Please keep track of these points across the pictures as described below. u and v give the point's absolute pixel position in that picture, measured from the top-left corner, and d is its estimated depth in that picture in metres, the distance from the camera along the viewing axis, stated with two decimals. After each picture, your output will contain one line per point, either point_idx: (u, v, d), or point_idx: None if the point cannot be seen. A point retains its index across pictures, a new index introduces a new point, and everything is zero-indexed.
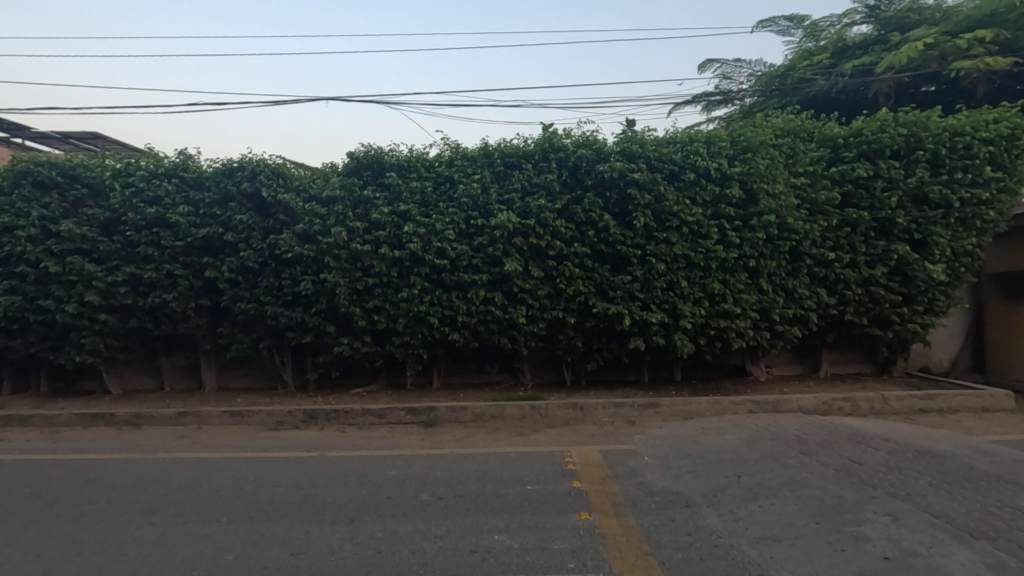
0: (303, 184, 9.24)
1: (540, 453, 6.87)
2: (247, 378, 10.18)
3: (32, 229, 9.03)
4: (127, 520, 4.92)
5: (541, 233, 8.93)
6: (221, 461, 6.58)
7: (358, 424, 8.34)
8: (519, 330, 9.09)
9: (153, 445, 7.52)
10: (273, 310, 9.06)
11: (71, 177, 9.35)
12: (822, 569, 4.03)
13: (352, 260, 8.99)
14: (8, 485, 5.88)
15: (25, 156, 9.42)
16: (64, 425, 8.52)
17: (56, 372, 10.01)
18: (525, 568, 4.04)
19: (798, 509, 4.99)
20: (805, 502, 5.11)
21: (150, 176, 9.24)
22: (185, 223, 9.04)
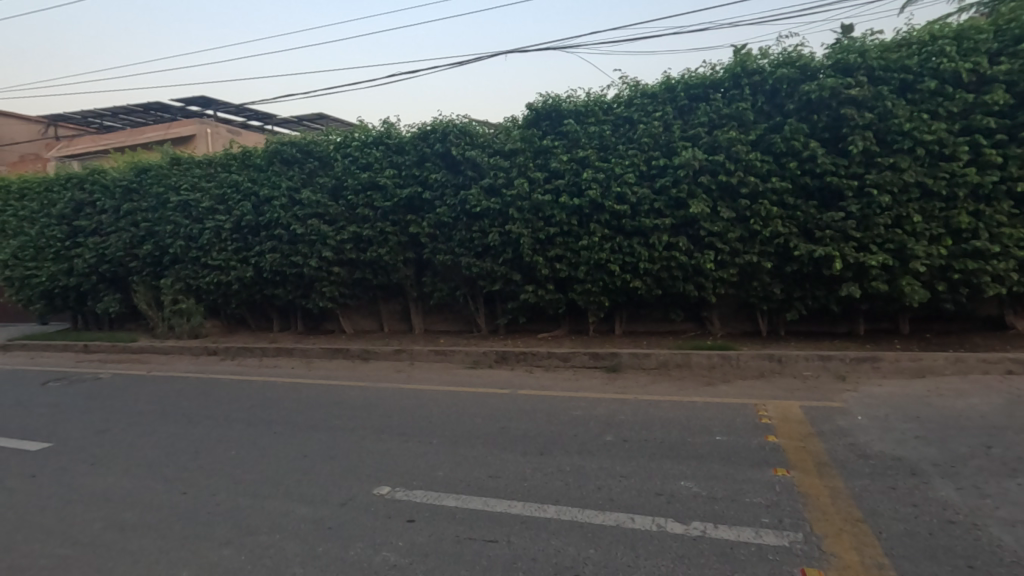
0: (487, 140, 9.74)
1: (730, 404, 6.52)
2: (447, 322, 11.37)
3: (283, 199, 11.08)
4: (363, 435, 5.98)
5: (732, 169, 8.14)
6: (430, 393, 7.56)
7: (544, 366, 8.82)
8: (706, 276, 8.55)
9: (378, 376, 8.94)
10: (466, 260, 9.86)
11: (307, 153, 11.20)
12: None
13: (534, 211, 9.29)
14: (283, 402, 7.55)
15: (274, 138, 11.48)
16: (315, 357, 10.56)
17: (308, 315, 12.36)
18: (713, 516, 3.95)
19: None
20: None
21: (363, 146, 10.62)
22: (391, 185, 10.23)
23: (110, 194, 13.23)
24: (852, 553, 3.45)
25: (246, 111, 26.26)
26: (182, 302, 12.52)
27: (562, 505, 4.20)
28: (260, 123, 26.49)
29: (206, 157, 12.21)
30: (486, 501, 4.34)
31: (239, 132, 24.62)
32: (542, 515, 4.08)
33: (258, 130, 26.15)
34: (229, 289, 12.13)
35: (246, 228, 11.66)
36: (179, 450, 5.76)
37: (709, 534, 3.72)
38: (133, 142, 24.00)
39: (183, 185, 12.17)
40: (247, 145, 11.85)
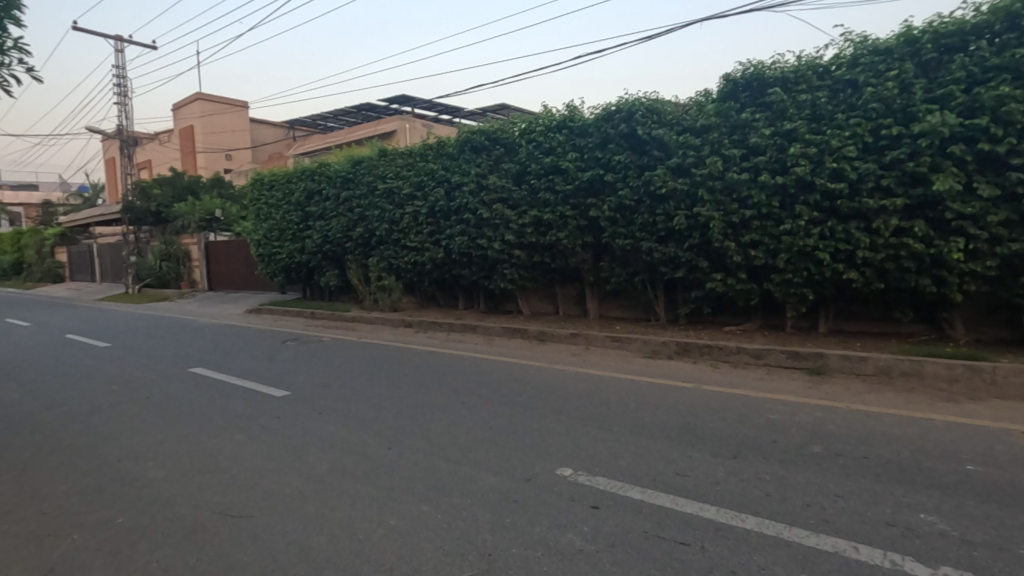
0: (676, 116, 9.16)
1: (983, 428, 5.26)
2: (623, 309, 11.12)
3: (472, 184, 11.76)
4: (542, 414, 6.08)
5: (999, 134, 6.56)
6: (607, 379, 7.43)
7: (732, 362, 8.10)
8: (951, 269, 6.98)
9: (555, 358, 9.07)
10: (647, 245, 9.43)
11: (494, 140, 11.72)
12: None
13: (727, 192, 8.52)
14: (468, 375, 8.06)
15: (465, 127, 12.18)
16: (496, 335, 11.13)
17: (490, 295, 13.07)
18: (971, 565, 3.17)
19: None
20: None
21: (546, 130, 10.73)
22: (573, 168, 10.22)
23: (333, 183, 15.38)
24: None
25: (438, 106, 28.60)
26: (386, 278, 14.16)
27: (763, 518, 3.75)
28: (450, 116, 28.65)
29: (407, 148, 13.45)
30: (674, 500, 4.06)
31: (432, 125, 26.94)
32: (740, 524, 3.68)
33: (448, 123, 28.33)
34: (423, 268, 13.35)
35: (439, 212, 12.64)
36: (385, 410, 6.46)
37: None
38: (349, 139, 27.70)
39: (389, 174, 13.64)
40: (441, 135, 12.77)
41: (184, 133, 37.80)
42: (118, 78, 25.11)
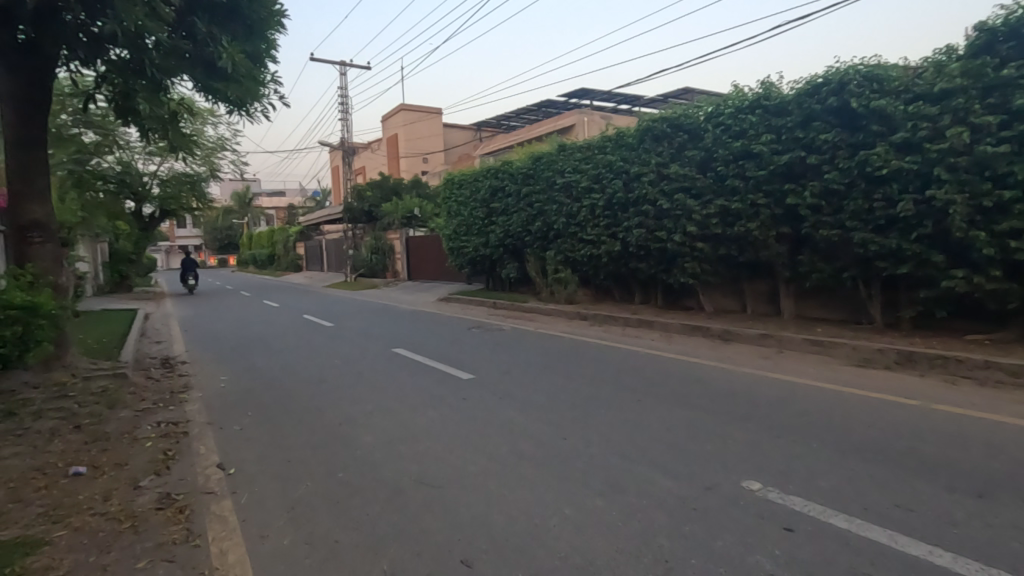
0: (905, 83, 7.75)
1: None
2: (827, 309, 9.79)
3: (652, 175, 11.37)
4: (726, 420, 5.65)
5: None
6: (804, 387, 6.62)
7: (976, 379, 6.61)
8: None
9: (741, 360, 8.36)
10: (860, 236, 8.13)
11: (677, 127, 11.15)
12: None
13: (974, 170, 6.96)
14: (644, 371, 7.85)
15: (645, 115, 11.78)
16: (674, 332, 10.66)
17: (668, 290, 12.54)
18: None
19: None
20: None
21: (737, 112, 9.89)
22: (767, 152, 9.23)
23: (515, 180, 16.12)
24: None
25: (617, 96, 28.21)
26: (562, 271, 14.48)
27: None
28: (629, 106, 28.08)
29: (585, 141, 13.47)
30: (893, 536, 3.45)
31: (611, 116, 26.70)
32: None
33: (627, 113, 27.79)
34: (599, 262, 13.33)
35: (617, 205, 12.47)
36: (560, 400, 6.61)
37: None
38: (529, 137, 28.80)
39: (567, 169, 13.85)
40: (621, 126, 12.54)
41: (390, 141, 43.01)
42: (341, 97, 29.50)
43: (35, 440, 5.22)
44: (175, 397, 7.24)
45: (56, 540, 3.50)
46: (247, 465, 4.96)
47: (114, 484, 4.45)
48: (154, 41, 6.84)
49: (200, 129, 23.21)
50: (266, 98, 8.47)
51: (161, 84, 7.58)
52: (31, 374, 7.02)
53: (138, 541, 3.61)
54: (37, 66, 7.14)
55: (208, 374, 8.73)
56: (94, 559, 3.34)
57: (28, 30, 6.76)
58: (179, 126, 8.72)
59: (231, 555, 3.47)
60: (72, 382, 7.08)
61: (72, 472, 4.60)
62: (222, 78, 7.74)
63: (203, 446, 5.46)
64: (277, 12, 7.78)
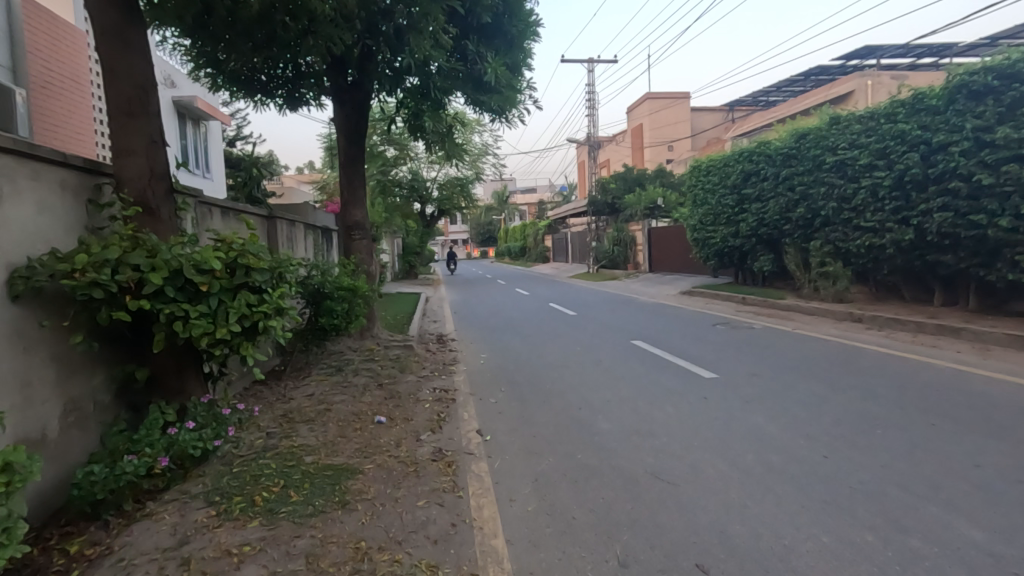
0: None
1: None
2: None
3: (966, 143, 8.98)
4: None
5: None
6: None
7: None
8: None
9: None
10: None
11: (1009, 78, 8.61)
12: None
13: None
14: (943, 390, 6.32)
15: (958, 67, 9.35)
16: (995, 344, 8.31)
17: (987, 289, 9.81)
18: None
19: None
20: None
21: None
22: None
23: (772, 162, 14.49)
24: None
25: (916, 49, 22.93)
26: (831, 265, 12.53)
27: None
28: (934, 58, 22.70)
29: (868, 110, 11.31)
30: None
31: (905, 75, 21.99)
32: None
33: (930, 68, 22.38)
34: (883, 254, 11.12)
35: (910, 183, 10.21)
36: (822, 412, 5.78)
37: None
38: (792, 111, 25.48)
39: (840, 145, 11.88)
40: (919, 86, 10.18)
41: (635, 131, 42.81)
42: (588, 94, 30.53)
43: (355, 392, 6.76)
44: (446, 368, 8.59)
45: (367, 471, 4.51)
46: (500, 434, 5.60)
47: (404, 435, 5.51)
48: (436, 67, 7.97)
49: (469, 138, 26.66)
50: (522, 104, 9.31)
51: (441, 102, 8.95)
52: (352, 341, 9.08)
53: (419, 483, 4.40)
54: (359, 100, 9.12)
55: (471, 351, 10.08)
56: (389, 491, 4.20)
57: (354, 73, 8.70)
58: (454, 137, 10.19)
59: (486, 510, 3.98)
60: (378, 349, 8.93)
61: (377, 420, 5.84)
62: (487, 91, 8.77)
63: (466, 412, 6.35)
64: (534, 23, 8.49)
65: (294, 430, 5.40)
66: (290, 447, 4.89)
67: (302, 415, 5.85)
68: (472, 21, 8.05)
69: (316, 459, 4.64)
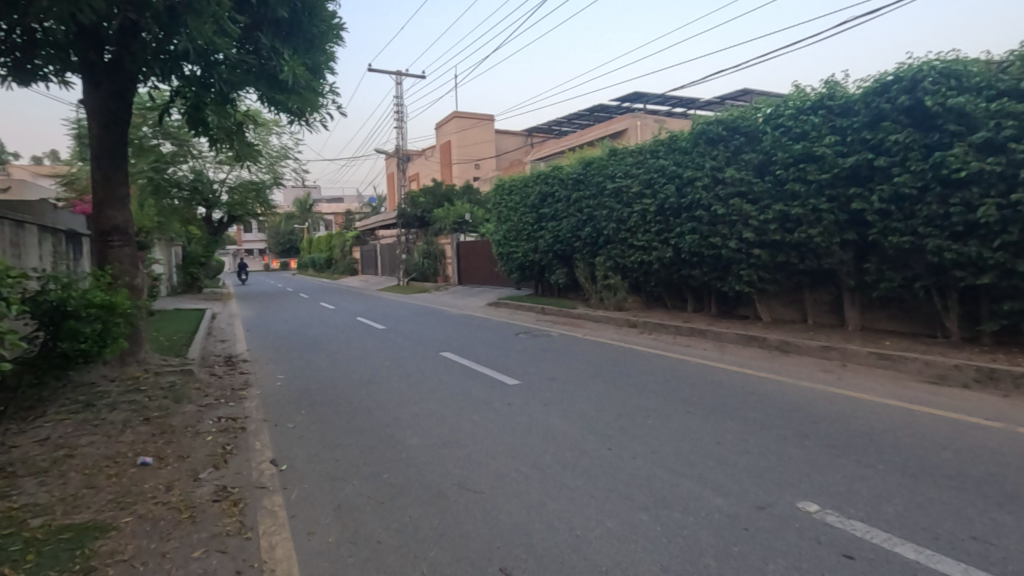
0: (986, 79, 7.22)
1: None
2: (896, 321, 9.22)
3: (706, 179, 11.07)
4: (783, 435, 5.39)
5: None
6: (869, 403, 6.28)
7: None
8: None
9: (801, 372, 8.00)
10: (935, 243, 7.62)
11: (733, 129, 10.85)
12: None
13: None
14: (696, 382, 7.61)
15: (700, 117, 11.48)
16: (729, 342, 10.33)
17: (722, 298, 12.15)
18: None
19: None
20: None
21: (798, 113, 9.52)
22: (831, 154, 8.84)
23: (564, 185, 16.07)
24: None
25: (671, 99, 27.63)
26: (613, 278, 14.29)
27: None
28: (684, 109, 27.56)
29: (638, 145, 13.26)
30: (967, 570, 3.15)
31: (664, 120, 26.30)
32: None
33: (681, 116, 27.17)
34: (651, 269, 13.05)
35: (669, 210, 12.20)
36: (607, 409, 6.50)
37: None
38: (581, 141, 28.68)
39: (618, 173, 13.69)
40: (674, 130, 12.27)
41: (443, 147, 43.80)
42: (396, 106, 30.30)
43: (111, 430, 5.59)
44: (235, 394, 7.63)
45: (124, 526, 3.74)
46: (299, 461, 5.14)
47: (176, 475, 4.71)
48: (222, 57, 7.28)
49: (265, 139, 24.41)
50: (324, 108, 8.82)
51: (229, 96, 8.01)
52: (108, 368, 7.53)
53: (196, 531, 3.79)
54: (120, 82, 7.70)
55: (266, 372, 9.13)
56: (154, 546, 3.53)
57: (113, 50, 7.31)
58: (246, 136, 9.23)
59: (279, 549, 3.59)
60: (145, 376, 7.55)
61: (140, 461, 4.90)
62: (284, 91, 8.11)
63: (259, 441, 5.70)
64: (336, 25, 8.11)
65: (15, 486, 4.24)
66: (7, 510, 3.83)
67: (28, 467, 4.63)
68: (266, 13, 7.41)
69: (47, 521, 3.70)
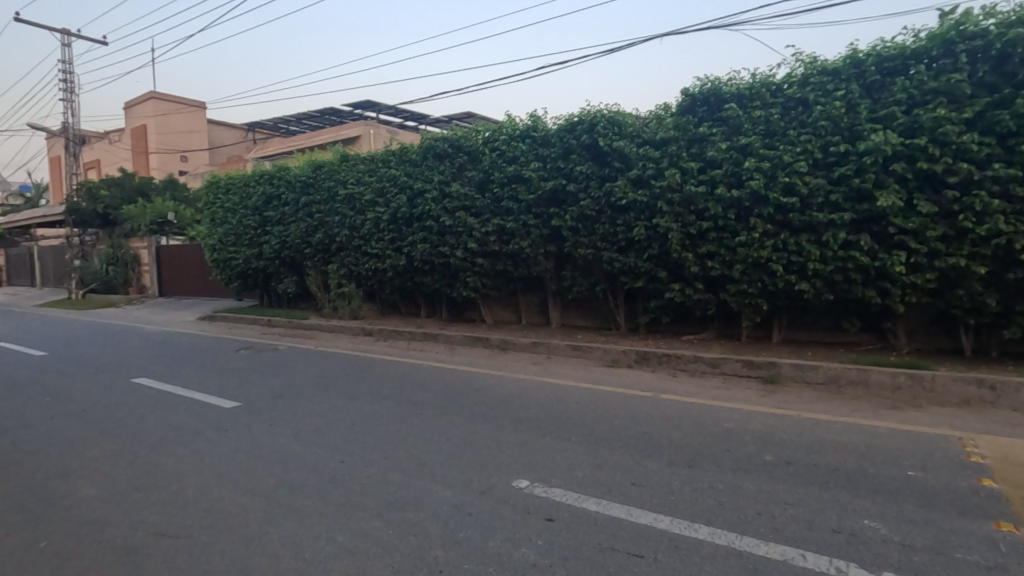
0: (637, 129, 9.36)
1: (924, 434, 5.49)
2: (585, 317, 11.21)
3: (435, 192, 11.71)
4: (503, 424, 6.05)
5: (937, 154, 6.82)
6: (567, 388, 7.53)
7: (689, 370, 8.28)
8: (893, 282, 7.30)
9: (517, 366, 9.11)
10: (609, 255, 9.56)
11: (457, 147, 11.74)
12: None
13: (684, 204, 8.69)
14: (429, 384, 7.96)
15: (428, 133, 12.14)
16: (457, 344, 11.09)
17: (452, 303, 12.99)
18: (910, 569, 3.28)
19: None
20: None
21: (510, 139, 10.84)
22: (536, 178, 10.33)
23: (292, 188, 15.05)
24: None
25: (403, 112, 28.35)
26: (346, 285, 13.92)
27: (717, 528, 3.78)
28: (416, 124, 28.58)
29: (369, 153, 13.29)
30: (629, 510, 4.04)
31: (397, 131, 26.83)
32: (693, 534, 3.69)
33: (413, 129, 28.11)
34: (385, 276, 13.16)
35: (401, 219, 12.51)
36: (340, 421, 6.31)
37: None
38: (312, 143, 27.21)
39: (350, 180, 13.45)
40: (404, 142, 12.70)
41: (135, 132, 36.34)
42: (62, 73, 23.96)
43: None
44: None
45: None
46: None
47: None
48: None
49: None
50: None
51: None
52: None
53: None
54: None
55: None
56: None
57: None
58: None
59: None
60: None
61: None
62: None
63: None
64: None
65: None
66: None
67: None
68: None
69: None
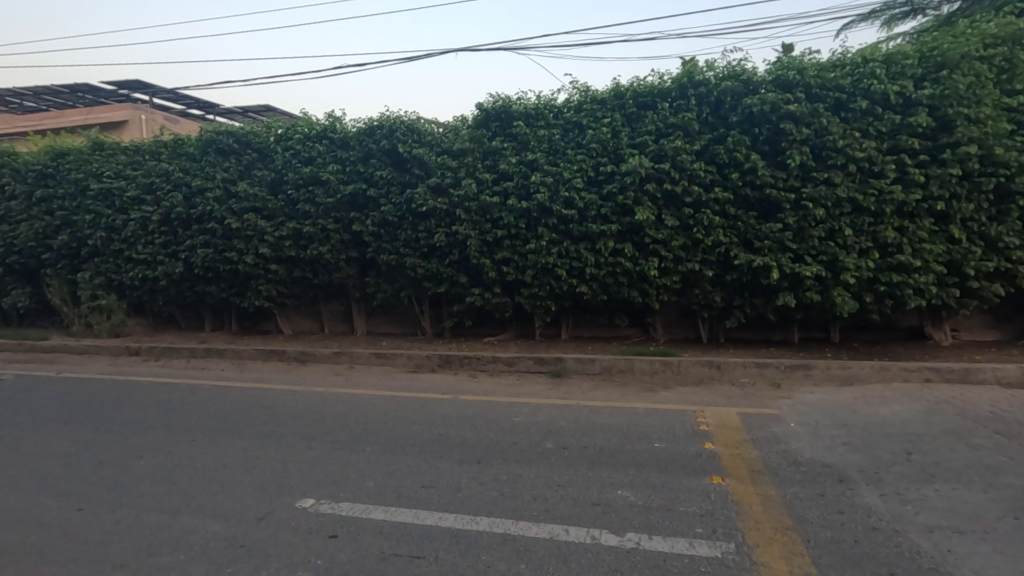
0: (435, 138, 9.54)
1: (671, 411, 6.58)
2: (391, 324, 11.02)
3: (217, 190, 10.49)
4: (292, 443, 5.64)
5: (677, 178, 8.24)
6: (367, 398, 7.31)
7: (489, 370, 8.69)
8: (650, 283, 8.60)
9: (316, 378, 8.61)
10: (411, 261, 9.59)
11: (244, 144, 10.70)
12: (984, 567, 3.42)
13: (481, 212, 9.16)
14: (208, 406, 7.08)
15: (208, 125, 10.87)
16: (248, 359, 10.05)
17: (243, 314, 11.72)
18: (648, 527, 3.90)
19: (973, 497, 4.26)
20: (976, 490, 4.37)
21: (305, 138, 10.23)
22: (334, 181, 9.91)
23: (22, 179, 12.17)
24: (781, 564, 3.48)
25: (185, 98, 24.86)
26: (102, 297, 11.55)
27: (496, 517, 4.04)
28: (199, 112, 25.24)
29: (133, 143, 11.41)
30: (416, 514, 4.10)
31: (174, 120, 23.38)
32: (474, 528, 3.90)
33: (198, 119, 24.81)
34: (156, 285, 11.33)
35: (175, 220, 10.96)
36: (82, 461, 5.26)
37: (643, 546, 3.67)
38: (58, 125, 22.33)
39: (105, 172, 11.35)
40: (178, 133, 11.17)
41: None
42: None
43: None
44: None
45: None
46: None
47: None
48: None
49: None
50: None
51: None
52: None
53: None
54: None
55: None
56: None
57: None
58: None
59: None
60: None
61: None
62: None
63: None
64: None
65: None
66: None
67: None
68: None
69: None
